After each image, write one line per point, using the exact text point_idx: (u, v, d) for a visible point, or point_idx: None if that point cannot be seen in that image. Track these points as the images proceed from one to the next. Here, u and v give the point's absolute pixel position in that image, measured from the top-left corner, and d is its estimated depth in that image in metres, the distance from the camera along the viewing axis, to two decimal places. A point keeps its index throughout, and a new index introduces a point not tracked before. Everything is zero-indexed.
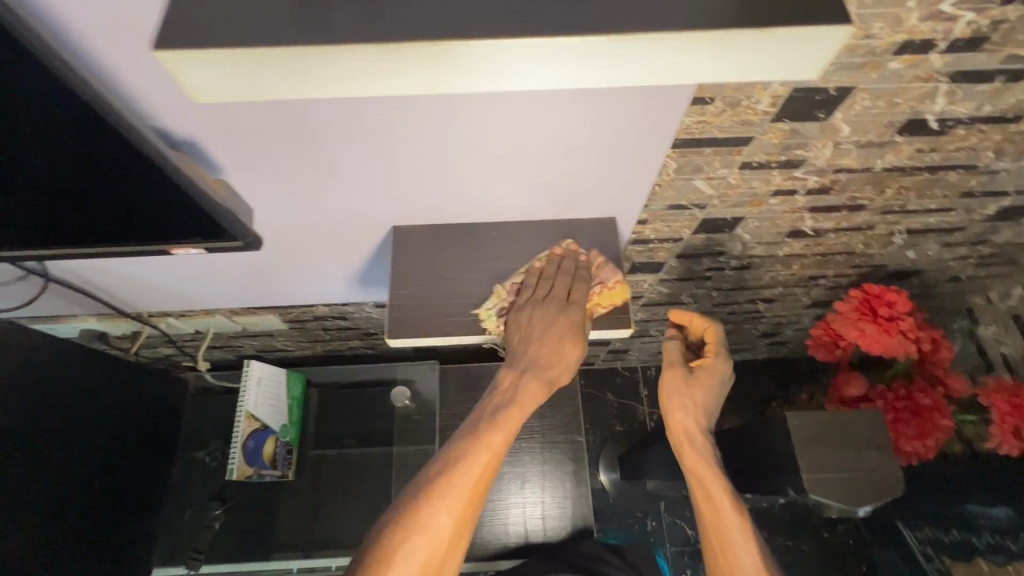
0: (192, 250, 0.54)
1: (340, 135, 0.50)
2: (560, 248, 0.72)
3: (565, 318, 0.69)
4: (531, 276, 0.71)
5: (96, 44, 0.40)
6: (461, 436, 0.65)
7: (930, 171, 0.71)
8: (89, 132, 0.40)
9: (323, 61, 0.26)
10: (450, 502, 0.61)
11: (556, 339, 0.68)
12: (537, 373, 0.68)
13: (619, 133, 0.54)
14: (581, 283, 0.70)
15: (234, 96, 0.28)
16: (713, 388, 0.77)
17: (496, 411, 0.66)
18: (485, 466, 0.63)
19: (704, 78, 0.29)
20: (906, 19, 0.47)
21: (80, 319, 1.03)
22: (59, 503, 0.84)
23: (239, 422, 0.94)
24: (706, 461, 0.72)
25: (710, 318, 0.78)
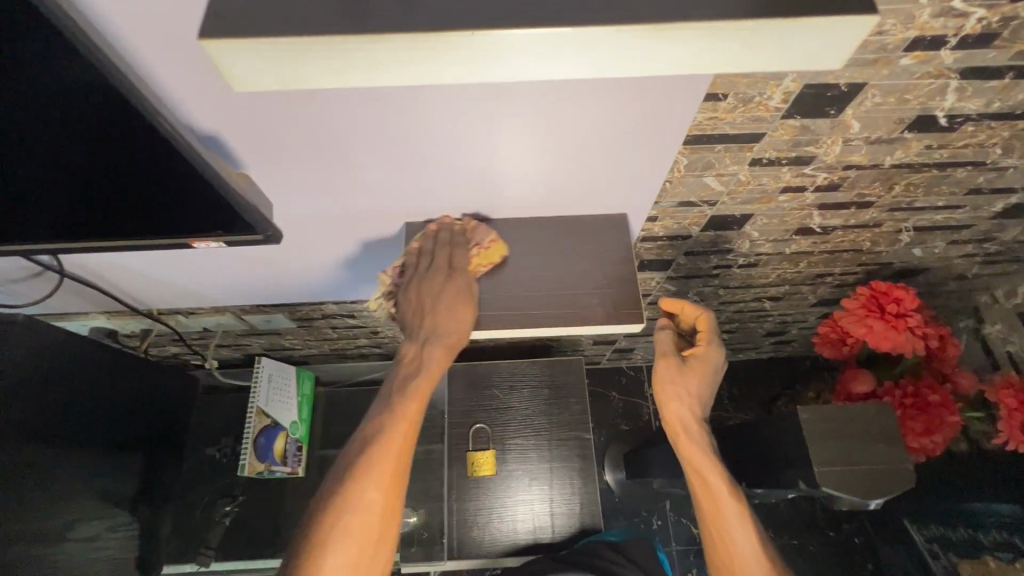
0: (212, 243, 0.55)
1: (358, 127, 0.51)
2: (433, 227, 0.70)
3: (453, 285, 0.66)
4: (413, 256, 0.69)
5: (128, 35, 0.40)
6: (375, 415, 0.67)
7: (938, 168, 0.72)
8: (120, 124, 0.41)
9: (360, 50, 0.27)
10: (375, 475, 0.64)
11: (448, 307, 0.66)
12: (436, 344, 0.66)
13: (633, 126, 0.55)
14: (459, 249, 0.68)
15: (270, 86, 0.29)
16: (706, 376, 0.76)
17: (404, 385, 0.66)
18: (402, 439, 0.65)
19: (729, 69, 0.30)
20: (918, 16, 0.48)
21: (91, 316, 1.04)
22: (72, 497, 0.85)
23: (250, 419, 0.95)
24: (704, 451, 0.72)
25: (701, 305, 0.79)
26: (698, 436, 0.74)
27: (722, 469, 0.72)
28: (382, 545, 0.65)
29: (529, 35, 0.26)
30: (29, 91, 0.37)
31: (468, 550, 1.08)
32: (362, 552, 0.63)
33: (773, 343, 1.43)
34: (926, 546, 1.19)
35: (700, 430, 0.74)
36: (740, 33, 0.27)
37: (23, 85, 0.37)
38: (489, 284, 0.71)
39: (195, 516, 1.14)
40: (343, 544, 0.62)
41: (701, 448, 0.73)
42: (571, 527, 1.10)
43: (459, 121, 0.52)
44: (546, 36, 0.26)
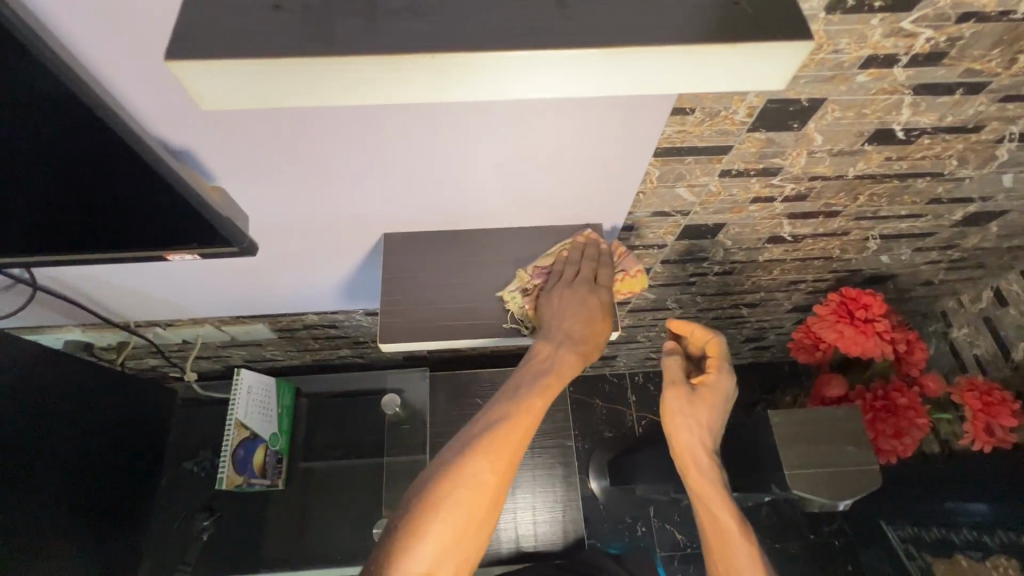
0: (187, 255, 0.55)
1: (335, 142, 0.52)
2: (584, 237, 0.74)
3: (594, 296, 0.69)
4: (559, 262, 0.72)
5: (100, 54, 0.41)
6: (500, 400, 0.66)
7: (899, 178, 0.75)
8: (88, 137, 0.41)
9: (325, 71, 0.28)
10: (492, 457, 0.62)
11: (588, 318, 0.69)
12: (572, 346, 0.68)
13: (606, 139, 0.57)
14: (602, 267, 0.72)
15: (240, 103, 0.30)
16: (716, 405, 0.77)
17: (535, 378, 0.67)
18: (527, 428, 0.64)
19: (677, 90, 0.31)
20: (870, 35, 0.51)
21: (65, 329, 1.02)
22: (45, 514, 0.83)
23: (230, 431, 0.92)
24: (715, 486, 0.72)
25: (712, 331, 0.79)
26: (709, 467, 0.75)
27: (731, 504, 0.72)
28: (484, 525, 0.62)
29: (488, 59, 0.28)
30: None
31: None
32: (467, 530, 0.60)
33: (752, 349, 1.46)
34: (902, 546, 1.21)
35: (711, 463, 0.74)
36: (685, 56, 0.29)
37: None
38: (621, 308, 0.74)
39: (172, 532, 1.13)
40: (452, 516, 0.60)
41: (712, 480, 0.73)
42: (556, 535, 1.10)
43: (436, 136, 0.53)
44: (510, 58, 0.28)
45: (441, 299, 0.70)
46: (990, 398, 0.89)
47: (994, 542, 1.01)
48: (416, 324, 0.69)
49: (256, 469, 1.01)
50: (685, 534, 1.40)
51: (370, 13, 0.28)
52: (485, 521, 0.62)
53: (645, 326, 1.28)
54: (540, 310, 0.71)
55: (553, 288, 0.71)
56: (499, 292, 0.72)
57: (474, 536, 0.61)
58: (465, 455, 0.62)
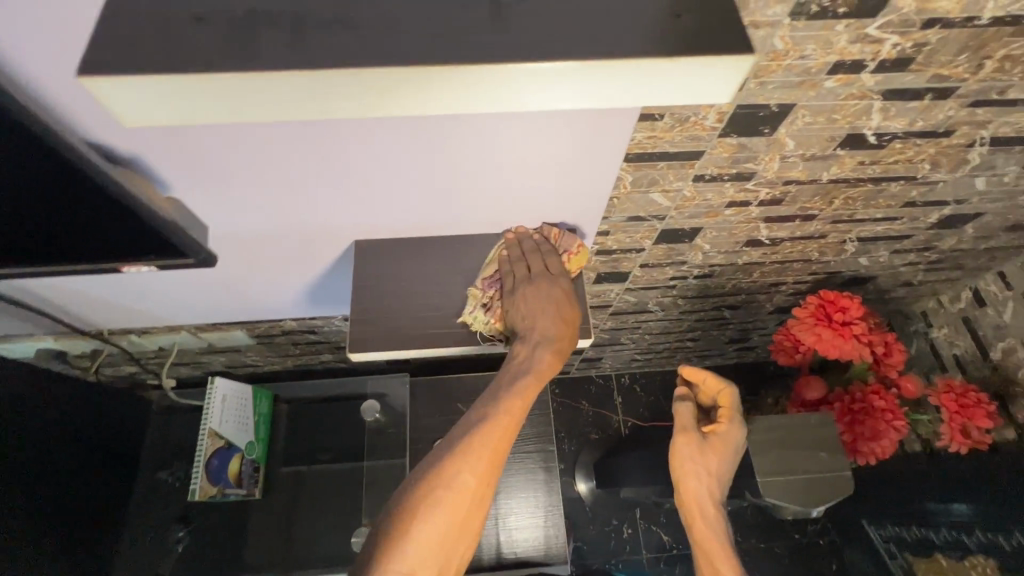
0: (143, 268, 0.53)
1: (292, 153, 0.50)
2: (511, 236, 0.71)
3: (555, 289, 0.67)
4: (504, 263, 0.70)
5: (34, 66, 0.39)
6: (480, 403, 0.66)
7: (873, 182, 0.75)
8: (23, 153, 0.39)
9: (249, 86, 0.28)
10: (473, 462, 0.61)
11: (556, 311, 0.67)
12: (547, 347, 0.66)
13: (572, 148, 0.56)
14: (551, 257, 0.70)
15: (164, 118, 0.29)
16: (727, 456, 0.71)
17: (513, 379, 0.66)
18: (506, 431, 0.63)
19: (622, 102, 0.31)
20: (836, 41, 0.50)
21: (35, 338, 0.98)
22: (14, 529, 0.81)
23: (202, 442, 0.91)
24: (720, 541, 0.69)
25: (726, 379, 0.73)
26: (715, 520, 0.71)
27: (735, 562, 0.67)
28: (467, 531, 0.62)
29: (413, 76, 0.28)
30: None
31: None
32: (448, 534, 0.60)
33: (736, 350, 1.46)
34: (883, 545, 1.21)
35: (717, 515, 0.70)
36: (626, 69, 0.29)
37: None
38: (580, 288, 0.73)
39: (147, 542, 1.11)
40: (435, 520, 0.59)
41: (719, 536, 0.69)
42: (539, 541, 1.10)
43: (396, 146, 0.51)
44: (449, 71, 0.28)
45: (411, 308, 0.69)
46: (965, 399, 0.89)
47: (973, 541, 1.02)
48: (384, 334, 0.68)
49: (231, 479, 0.99)
50: (671, 535, 1.40)
51: (297, 27, 0.28)
52: (467, 527, 0.61)
53: (628, 328, 1.27)
54: (509, 319, 0.69)
55: (511, 291, 0.68)
56: (458, 319, 0.70)
57: (459, 539, 0.61)
58: (446, 459, 0.61)
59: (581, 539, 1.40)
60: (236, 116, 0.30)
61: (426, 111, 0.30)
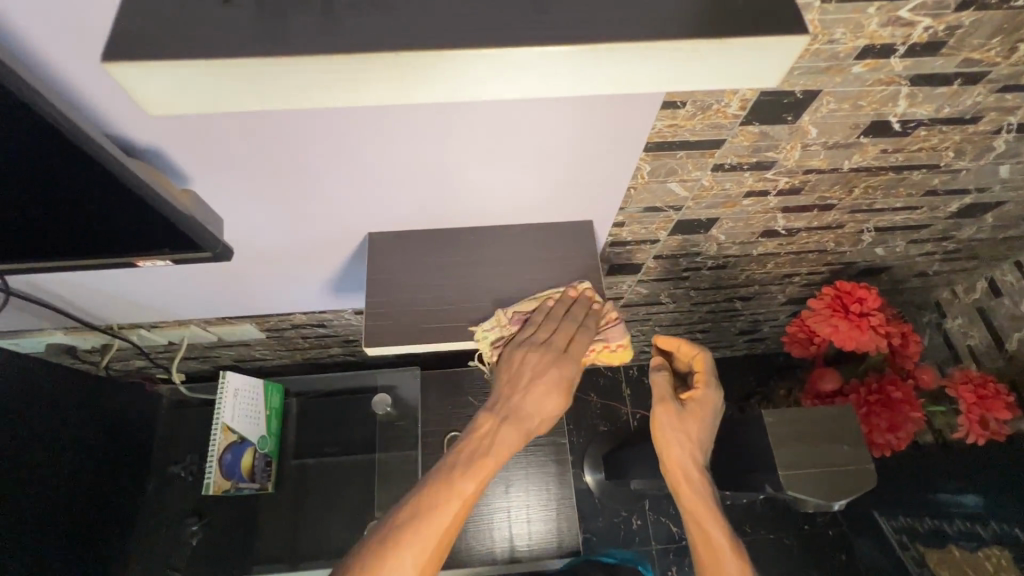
0: (158, 262, 0.53)
1: (307, 144, 0.49)
2: (575, 291, 0.67)
3: (557, 371, 0.62)
4: (542, 309, 0.66)
5: (59, 59, 0.39)
6: (432, 477, 0.60)
7: (895, 171, 0.73)
8: (37, 144, 0.39)
9: (279, 74, 0.27)
10: (416, 551, 0.56)
11: (541, 391, 0.62)
12: (516, 421, 0.63)
13: (592, 137, 0.55)
14: (583, 333, 0.64)
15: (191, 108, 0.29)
16: (704, 421, 0.75)
17: (471, 456, 0.61)
18: (457, 515, 0.58)
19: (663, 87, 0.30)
20: (867, 25, 0.49)
21: (45, 333, 0.99)
22: (29, 523, 0.81)
23: (216, 436, 0.90)
24: (705, 502, 0.71)
25: (698, 345, 0.78)
26: (699, 483, 0.73)
27: (721, 520, 0.70)
28: None
29: (447, 59, 0.27)
30: None
31: (454, 557, 1.07)
32: None
33: (747, 341, 1.45)
34: (895, 537, 1.22)
35: (702, 478, 0.72)
36: (669, 52, 0.28)
37: None
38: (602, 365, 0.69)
39: (162, 536, 1.11)
40: None
41: (704, 498, 0.72)
42: (550, 533, 1.10)
43: (414, 138, 0.50)
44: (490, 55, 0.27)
45: (427, 303, 0.68)
46: (985, 391, 0.88)
47: (987, 532, 1.02)
48: (402, 329, 0.67)
49: (244, 473, 0.99)
50: (681, 526, 1.40)
51: (327, 10, 0.28)
52: None
53: (639, 320, 1.27)
54: (500, 366, 0.65)
55: (521, 343, 0.64)
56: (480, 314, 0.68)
57: None
58: (388, 541, 0.56)
59: (591, 531, 1.40)
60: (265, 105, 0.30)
61: (464, 94, 0.29)
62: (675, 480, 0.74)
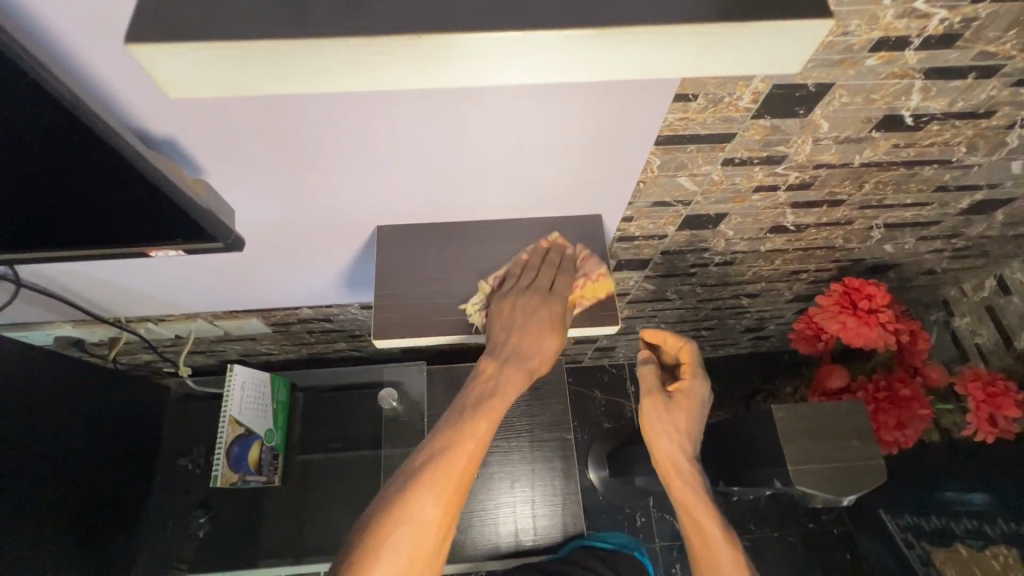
0: (171, 252, 0.53)
1: (319, 131, 0.50)
2: (547, 241, 0.71)
3: (547, 308, 0.66)
4: (517, 265, 0.70)
5: (78, 46, 0.39)
6: (443, 425, 0.61)
7: (906, 166, 0.73)
8: (56, 131, 0.39)
9: (301, 56, 0.27)
10: (437, 493, 0.56)
11: (536, 329, 0.65)
12: (517, 362, 0.65)
13: (603, 126, 0.55)
14: (564, 272, 0.69)
15: (212, 90, 0.29)
16: (692, 413, 0.76)
17: (478, 401, 0.62)
18: (472, 457, 0.59)
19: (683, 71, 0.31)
20: (882, 16, 0.48)
21: (54, 326, 1.00)
22: (39, 513, 0.82)
23: (223, 429, 0.90)
24: (697, 492, 0.70)
25: (683, 337, 0.80)
26: (691, 475, 0.73)
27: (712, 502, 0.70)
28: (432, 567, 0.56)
29: (470, 42, 0.27)
30: None
31: (460, 553, 1.07)
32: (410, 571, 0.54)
33: (752, 339, 1.45)
34: (901, 535, 1.22)
35: (692, 470, 0.72)
36: (693, 36, 0.28)
37: None
38: (592, 318, 0.70)
39: (169, 528, 1.12)
40: (397, 556, 0.54)
41: (696, 489, 0.71)
42: (555, 528, 1.10)
43: (425, 125, 0.51)
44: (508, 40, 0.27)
45: (435, 295, 0.68)
46: (994, 389, 0.88)
47: (995, 531, 1.01)
48: (411, 321, 0.67)
49: (251, 465, 0.99)
50: None
51: None
52: (431, 562, 0.56)
53: (644, 317, 1.26)
54: (490, 327, 0.67)
55: (507, 294, 0.67)
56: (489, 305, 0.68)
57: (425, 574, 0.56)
58: (409, 487, 0.56)
59: (595, 527, 1.40)
60: (285, 88, 0.30)
61: (486, 78, 0.30)
62: (666, 473, 0.74)
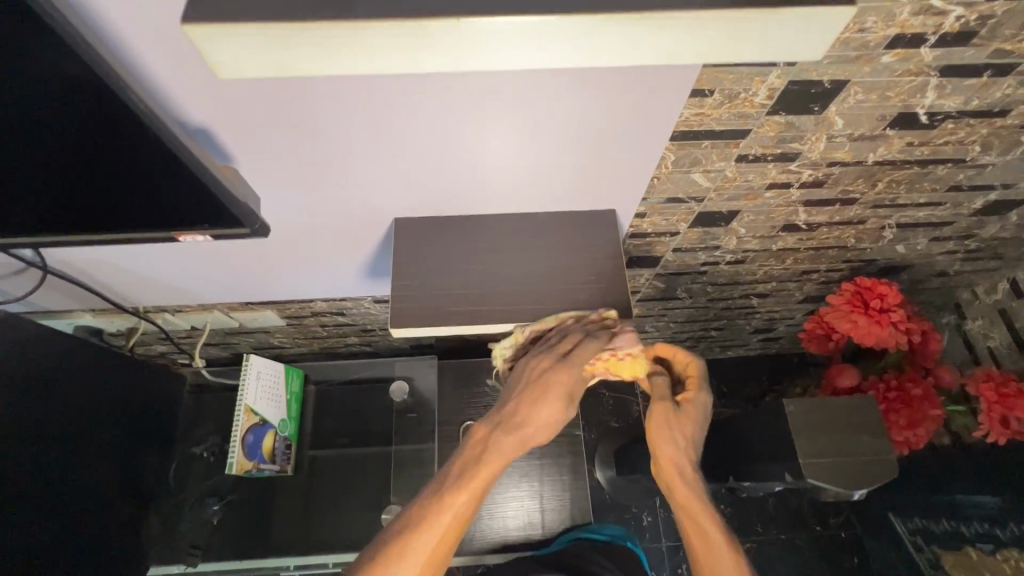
0: (198, 237, 0.55)
1: (344, 118, 0.52)
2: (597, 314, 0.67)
3: (556, 376, 0.61)
4: (557, 327, 0.67)
5: (124, 34, 0.42)
6: (427, 489, 0.58)
7: (920, 165, 0.73)
8: (101, 111, 0.41)
9: (349, 37, 0.30)
10: (409, 565, 0.54)
11: (541, 396, 0.61)
12: (514, 428, 0.60)
13: (619, 119, 0.56)
14: (593, 341, 0.64)
15: (256, 68, 0.32)
16: (697, 425, 0.74)
17: (466, 466, 0.58)
18: (453, 526, 0.55)
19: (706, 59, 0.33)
20: (899, 13, 0.49)
21: (75, 314, 1.02)
22: (58, 494, 0.84)
23: (239, 417, 0.93)
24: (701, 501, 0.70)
25: (691, 352, 0.79)
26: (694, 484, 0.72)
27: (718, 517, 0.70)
28: None
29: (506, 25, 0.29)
30: (29, 84, 0.39)
31: (465, 545, 1.08)
32: None
33: (761, 340, 1.45)
34: (909, 538, 1.20)
35: (695, 479, 0.71)
36: (718, 21, 0.30)
37: (21, 76, 0.38)
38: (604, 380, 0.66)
39: (183, 516, 1.13)
40: None
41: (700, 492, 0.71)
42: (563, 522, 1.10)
43: (446, 110, 0.52)
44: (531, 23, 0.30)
45: (451, 286, 0.69)
46: (1007, 389, 0.87)
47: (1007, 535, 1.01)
48: (426, 310, 0.68)
49: (265, 454, 1.01)
50: None
51: None
52: None
53: (655, 315, 1.27)
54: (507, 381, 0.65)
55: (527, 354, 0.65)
56: (501, 296, 0.69)
57: None
58: (381, 555, 0.54)
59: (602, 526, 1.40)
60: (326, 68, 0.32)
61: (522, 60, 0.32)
62: (669, 481, 0.72)
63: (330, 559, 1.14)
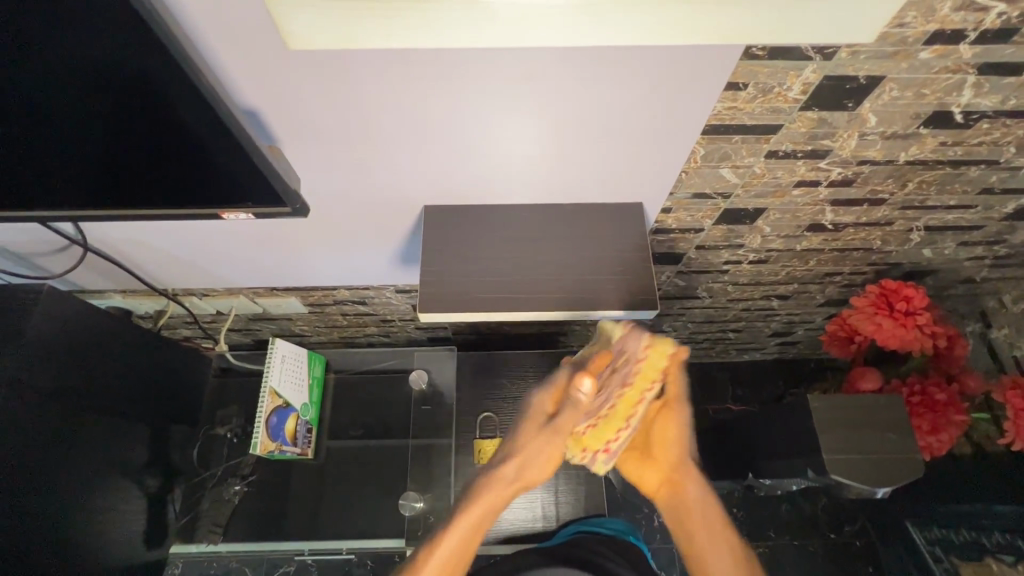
0: (242, 215, 0.58)
1: (384, 101, 0.54)
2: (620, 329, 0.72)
3: (539, 398, 0.71)
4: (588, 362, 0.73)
5: (191, 14, 0.45)
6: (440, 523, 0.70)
7: (952, 165, 0.73)
8: (168, 89, 0.44)
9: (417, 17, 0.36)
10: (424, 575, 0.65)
11: (527, 419, 0.70)
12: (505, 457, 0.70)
13: (651, 108, 0.57)
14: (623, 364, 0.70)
15: (321, 40, 0.37)
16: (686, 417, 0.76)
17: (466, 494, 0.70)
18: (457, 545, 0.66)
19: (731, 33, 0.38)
20: (938, 9, 0.49)
21: (107, 294, 1.05)
22: (91, 465, 0.87)
23: (264, 400, 0.95)
24: (705, 502, 0.73)
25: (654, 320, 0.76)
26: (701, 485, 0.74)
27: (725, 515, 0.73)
28: None
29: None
30: (101, 62, 0.42)
31: None
32: None
33: (779, 344, 1.43)
34: (927, 548, 1.19)
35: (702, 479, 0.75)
36: None
37: (97, 55, 0.41)
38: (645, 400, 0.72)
39: (206, 494, 1.16)
40: None
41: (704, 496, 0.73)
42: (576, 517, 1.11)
43: (482, 96, 0.54)
44: (570, 7, 0.35)
45: (476, 271, 0.70)
46: None
47: None
48: (452, 294, 0.69)
49: (288, 436, 1.03)
50: None
51: None
52: None
53: (673, 315, 1.26)
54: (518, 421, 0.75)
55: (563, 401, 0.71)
56: (526, 286, 0.70)
57: None
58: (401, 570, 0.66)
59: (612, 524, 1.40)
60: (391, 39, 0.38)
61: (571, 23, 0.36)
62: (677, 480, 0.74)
63: (345, 546, 1.15)
